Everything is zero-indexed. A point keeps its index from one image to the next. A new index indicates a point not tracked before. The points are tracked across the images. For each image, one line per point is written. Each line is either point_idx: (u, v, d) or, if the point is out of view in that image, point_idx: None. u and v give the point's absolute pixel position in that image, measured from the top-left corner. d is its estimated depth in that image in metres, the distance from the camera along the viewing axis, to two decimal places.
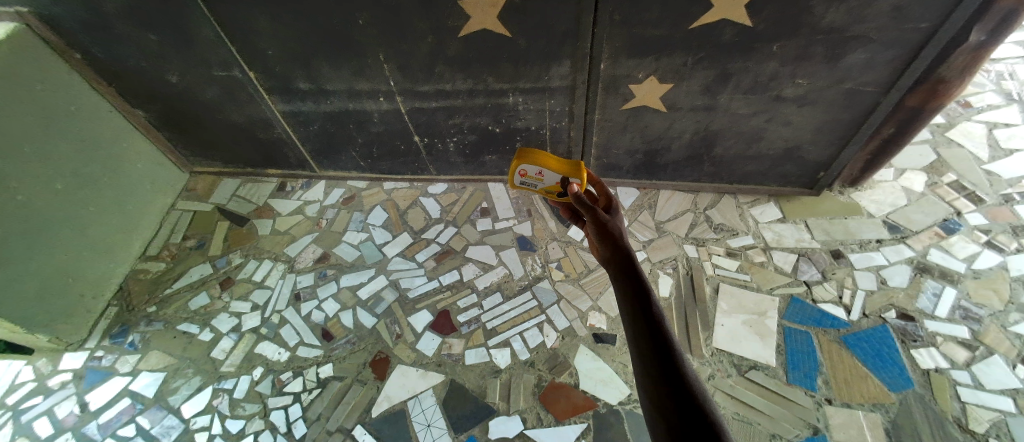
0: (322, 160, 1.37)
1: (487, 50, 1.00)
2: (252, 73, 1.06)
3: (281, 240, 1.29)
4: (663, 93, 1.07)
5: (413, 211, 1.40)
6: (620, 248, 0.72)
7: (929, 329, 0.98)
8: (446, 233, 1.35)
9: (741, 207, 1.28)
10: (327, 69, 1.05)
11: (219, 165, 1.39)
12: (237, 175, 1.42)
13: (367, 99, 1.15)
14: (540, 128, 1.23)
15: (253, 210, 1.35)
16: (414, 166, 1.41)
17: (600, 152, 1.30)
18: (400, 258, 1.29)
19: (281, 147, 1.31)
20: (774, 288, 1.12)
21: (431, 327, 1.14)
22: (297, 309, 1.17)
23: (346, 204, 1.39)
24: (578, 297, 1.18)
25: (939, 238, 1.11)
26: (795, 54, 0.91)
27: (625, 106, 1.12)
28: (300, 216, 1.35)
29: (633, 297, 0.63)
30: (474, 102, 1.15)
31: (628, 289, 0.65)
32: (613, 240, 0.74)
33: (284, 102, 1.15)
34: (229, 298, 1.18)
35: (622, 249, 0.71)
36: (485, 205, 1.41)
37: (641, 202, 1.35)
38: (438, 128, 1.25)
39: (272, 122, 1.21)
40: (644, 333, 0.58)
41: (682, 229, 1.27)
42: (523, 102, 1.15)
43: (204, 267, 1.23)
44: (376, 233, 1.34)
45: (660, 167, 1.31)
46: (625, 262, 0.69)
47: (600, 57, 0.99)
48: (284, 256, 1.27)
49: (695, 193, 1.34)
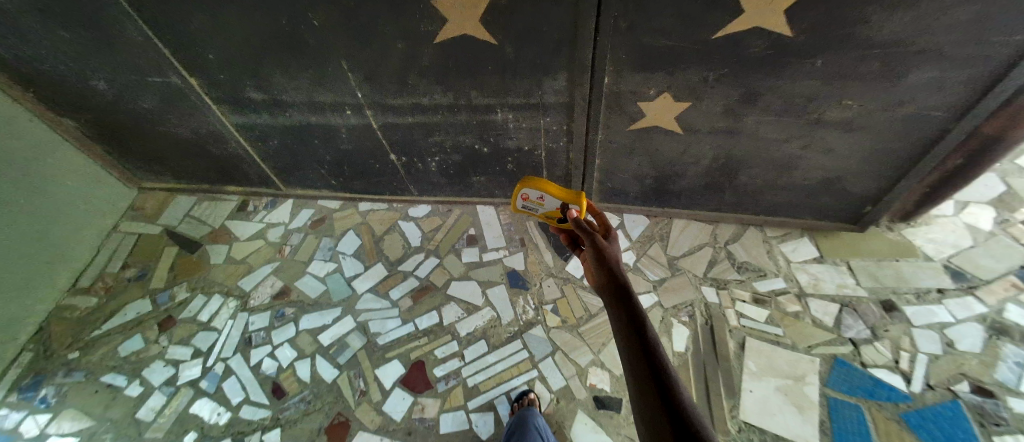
0: (286, 179, 1.20)
1: (467, 60, 0.84)
2: (192, 79, 0.91)
3: (235, 270, 1.12)
4: (677, 114, 0.90)
5: (389, 237, 1.22)
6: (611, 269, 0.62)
7: (1015, 410, 0.78)
8: (427, 264, 1.18)
9: (769, 241, 1.09)
10: (280, 78, 0.89)
11: (171, 181, 1.23)
12: (191, 193, 1.25)
13: (332, 113, 0.99)
14: (534, 148, 1.06)
15: (207, 234, 1.18)
16: (392, 186, 1.24)
17: (603, 175, 1.12)
18: (372, 295, 1.12)
19: (235, 164, 1.14)
20: (812, 347, 0.93)
21: (402, 383, 0.96)
22: (246, 357, 0.99)
23: (315, 228, 1.22)
24: (577, 348, 1.00)
25: (1017, 290, 0.92)
26: (840, 70, 0.73)
27: (632, 126, 0.96)
28: (260, 242, 1.17)
29: (633, 336, 0.51)
30: (457, 118, 0.99)
31: (624, 320, 0.54)
32: (608, 261, 0.63)
33: (235, 115, 0.99)
34: (167, 343, 1.00)
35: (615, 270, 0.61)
36: (473, 232, 1.23)
37: (651, 233, 1.18)
38: (415, 145, 1.09)
39: (223, 135, 1.05)
40: (646, 373, 0.47)
41: (700, 267, 1.09)
42: (514, 120, 0.98)
43: (143, 304, 1.07)
44: (347, 263, 1.17)
45: (672, 195, 1.13)
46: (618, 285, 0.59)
47: (603, 69, 0.83)
48: (237, 291, 1.09)
49: (715, 224, 1.16)
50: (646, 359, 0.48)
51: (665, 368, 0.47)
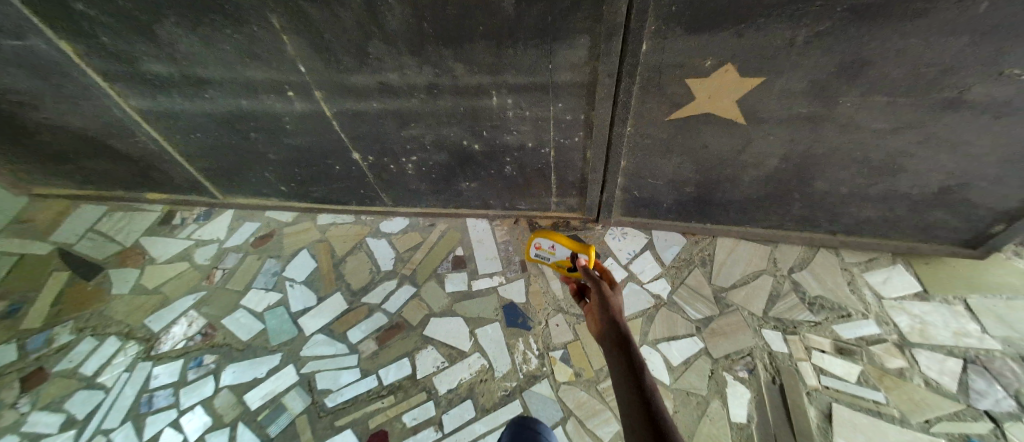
0: (221, 185, 0.95)
1: (448, 20, 0.59)
2: (63, 42, 0.65)
3: (142, 304, 0.87)
4: (739, 97, 0.64)
5: (353, 258, 0.96)
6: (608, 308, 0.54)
7: None
8: (399, 294, 0.91)
9: (848, 269, 0.83)
10: (187, 42, 0.63)
11: (71, 187, 0.97)
12: (98, 201, 0.99)
13: (266, 95, 0.72)
14: (540, 145, 0.80)
15: (114, 255, 0.93)
16: (360, 194, 0.98)
17: (630, 182, 0.86)
18: (325, 336, 0.85)
19: (149, 163, 0.88)
20: (930, 422, 0.66)
21: None
22: (137, 428, 0.74)
23: (258, 246, 0.96)
24: (596, 414, 0.75)
25: None
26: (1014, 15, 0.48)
27: (672, 117, 0.70)
28: (182, 265, 0.92)
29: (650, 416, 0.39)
30: (437, 104, 0.73)
31: (631, 386, 0.43)
32: (607, 304, 0.55)
33: (136, 96, 0.73)
34: (30, 408, 0.75)
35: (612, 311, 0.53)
36: (460, 252, 0.97)
37: (690, 256, 0.92)
38: (386, 142, 0.82)
39: (127, 126, 0.79)
40: (648, 441, 0.38)
41: (757, 303, 0.83)
42: (513, 106, 0.72)
43: (8, 350, 0.81)
44: (295, 293, 0.90)
45: (720, 207, 0.87)
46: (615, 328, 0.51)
47: (638, 32, 0.58)
48: (141, 333, 0.84)
49: (774, 245, 0.89)
50: (649, 422, 0.39)
51: (671, 434, 0.38)
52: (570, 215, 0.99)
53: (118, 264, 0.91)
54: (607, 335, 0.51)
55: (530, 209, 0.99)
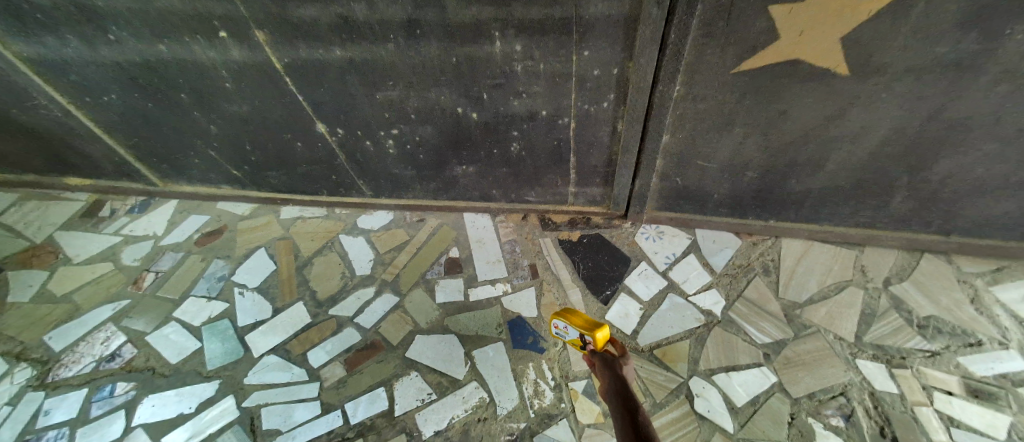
0: (157, 166, 0.76)
1: None
2: None
3: (43, 315, 0.68)
4: (848, 34, 0.43)
5: (322, 260, 0.77)
6: (612, 365, 0.49)
7: None
8: (376, 306, 0.71)
9: (966, 282, 0.63)
10: None
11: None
12: (14, 188, 0.82)
13: (191, 39, 0.54)
14: (558, 112, 0.61)
15: (19, 253, 0.74)
16: (331, 182, 0.79)
17: (672, 165, 0.66)
18: (278, 359, 0.65)
19: (59, 136, 0.70)
20: None
21: None
22: None
23: (202, 244, 0.77)
24: None
25: None
26: None
27: (740, 70, 0.49)
28: (105, 266, 0.74)
29: None
30: (419, 50, 0.54)
31: None
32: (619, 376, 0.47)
33: (19, 37, 0.55)
34: None
35: (617, 368, 0.48)
36: (455, 254, 0.77)
37: (748, 261, 0.71)
38: (356, 109, 0.63)
39: (21, 84, 0.61)
40: None
41: (848, 324, 0.62)
42: (522, 55, 0.53)
43: None
44: (244, 304, 0.71)
45: (793, 197, 0.66)
46: (618, 381, 0.46)
47: None
48: (37, 353, 0.64)
49: (860, 248, 0.69)
50: None
51: None
52: (592, 209, 0.79)
53: (23, 264, 0.73)
54: (608, 389, 0.47)
55: (542, 202, 0.79)
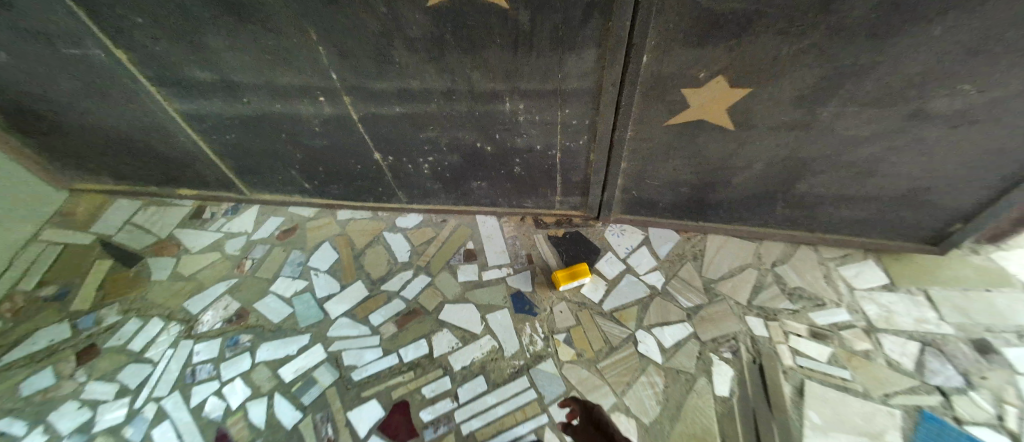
0: (248, 181, 1.02)
1: (467, 30, 0.65)
2: (119, 50, 0.71)
3: (180, 289, 0.93)
4: (733, 102, 0.70)
5: (371, 251, 1.04)
6: None
7: None
8: (416, 284, 0.99)
9: (825, 263, 0.92)
10: (232, 53, 0.71)
11: (111, 184, 1.04)
12: (135, 196, 1.06)
13: (299, 99, 0.80)
14: (547, 148, 0.88)
15: (151, 245, 0.99)
16: (377, 191, 1.05)
17: (629, 183, 0.93)
18: (348, 320, 0.93)
19: (184, 160, 0.95)
20: (889, 395, 0.75)
21: (380, 429, 0.79)
22: (185, 397, 0.80)
23: (283, 239, 1.04)
24: (596, 388, 0.83)
25: None
26: (958, 41, 0.55)
27: (670, 122, 0.76)
28: (215, 255, 0.99)
29: None
30: (452, 108, 0.80)
31: None
32: None
33: (181, 99, 0.80)
34: (86, 379, 0.80)
35: None
36: (471, 246, 1.04)
37: (682, 251, 0.99)
38: (406, 144, 0.90)
39: (168, 125, 0.86)
40: None
41: (743, 293, 0.91)
42: (525, 110, 0.79)
43: (59, 329, 0.86)
44: (319, 282, 0.98)
45: (712, 206, 0.94)
46: None
47: (642, 45, 0.63)
48: (182, 314, 0.90)
49: (760, 242, 0.98)
50: None
51: None
52: (572, 212, 1.07)
53: (156, 252, 0.98)
54: None
55: (535, 207, 1.07)
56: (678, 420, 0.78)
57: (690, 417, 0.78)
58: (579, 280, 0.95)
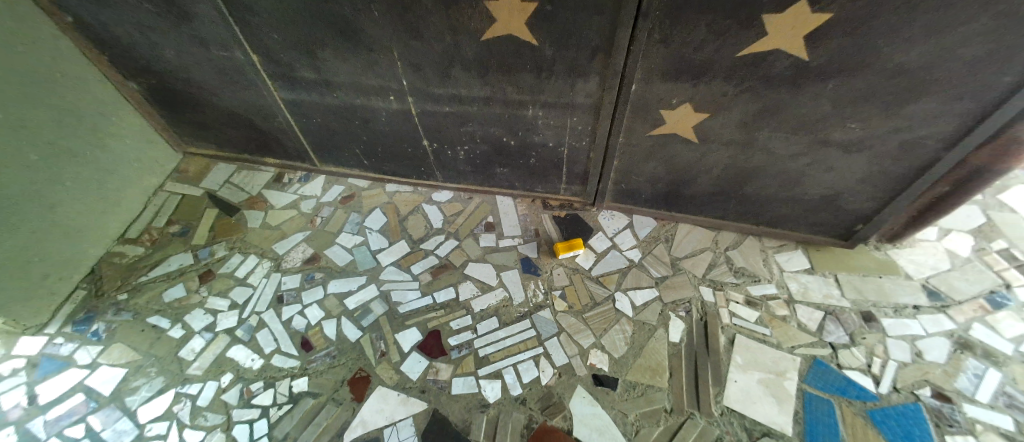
0: (321, 156, 1.30)
1: (509, 58, 0.90)
2: (255, 56, 0.98)
3: (269, 235, 1.22)
4: (697, 123, 0.95)
5: (413, 217, 1.31)
6: None
7: (968, 414, 0.89)
8: (447, 245, 1.25)
9: (765, 250, 1.19)
10: (335, 60, 0.97)
11: (214, 148, 1.31)
12: (231, 161, 1.35)
13: (376, 97, 1.06)
14: (558, 145, 1.13)
15: (245, 199, 1.28)
16: (420, 170, 1.32)
17: (618, 177, 1.19)
18: (395, 268, 1.19)
19: (277, 136, 1.23)
20: (795, 347, 1.02)
21: (418, 348, 1.04)
22: (278, 312, 1.09)
23: (344, 203, 1.32)
24: (580, 331, 1.07)
25: (984, 312, 1.02)
26: (850, 93, 0.80)
27: (653, 132, 1.02)
28: (293, 212, 1.28)
29: None
30: (489, 110, 1.05)
31: None
32: None
33: (288, 91, 1.07)
34: (207, 294, 1.10)
35: None
36: (491, 219, 1.30)
37: (657, 234, 1.25)
38: (449, 135, 1.16)
39: (274, 110, 1.13)
40: None
41: (699, 269, 1.17)
42: (544, 116, 1.05)
43: (185, 257, 1.16)
44: (372, 238, 1.25)
45: (683, 200, 1.21)
46: None
47: (632, 78, 0.88)
48: (272, 254, 1.19)
49: (718, 231, 1.24)
50: None
51: None
52: (574, 198, 1.32)
53: (251, 206, 1.27)
54: None
55: (544, 192, 1.33)
56: (640, 357, 1.02)
57: (649, 355, 1.03)
58: (575, 251, 1.20)
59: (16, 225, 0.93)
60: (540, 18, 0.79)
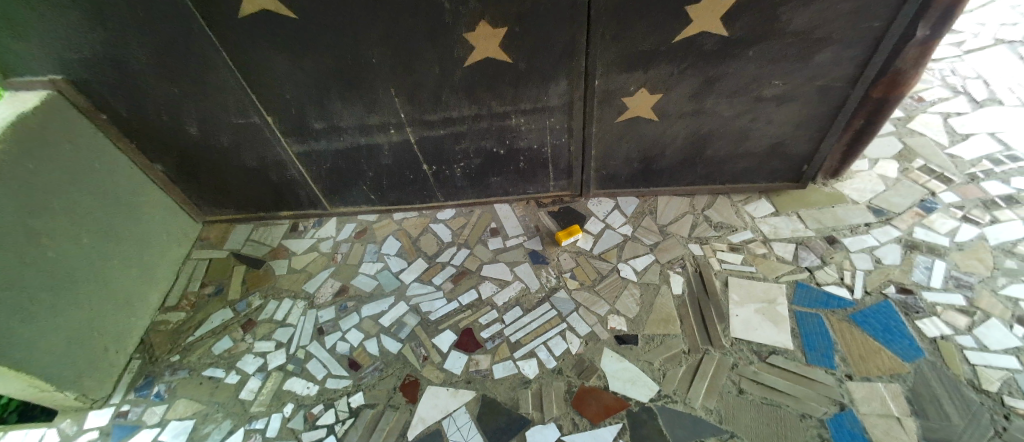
0: (332, 198, 1.44)
1: (491, 76, 1.06)
2: (269, 117, 1.15)
3: (297, 277, 1.34)
4: (655, 102, 1.13)
5: (425, 237, 1.43)
6: None
7: (928, 300, 1.07)
8: (460, 254, 1.37)
9: (736, 205, 1.37)
10: (341, 107, 1.12)
11: (231, 213, 1.49)
12: (249, 221, 1.51)
13: (379, 133, 1.21)
14: (542, 145, 1.29)
15: (268, 251, 1.43)
16: (422, 194, 1.46)
17: (599, 164, 1.36)
18: (418, 283, 1.30)
19: (292, 187, 1.39)
20: (779, 276, 1.18)
21: (456, 346, 1.14)
22: (321, 342, 1.19)
23: (359, 237, 1.44)
24: (595, 302, 1.19)
25: (920, 217, 1.25)
26: (768, 55, 0.99)
27: (620, 118, 1.19)
28: (315, 253, 1.41)
29: None
30: (479, 126, 1.21)
31: None
32: None
33: (299, 143, 1.24)
34: (253, 339, 1.21)
35: None
36: (494, 225, 1.44)
37: (642, 209, 1.42)
38: (446, 155, 1.31)
39: (287, 163, 1.30)
40: None
41: (685, 230, 1.33)
42: (525, 123, 1.21)
43: (226, 312, 1.29)
44: (392, 261, 1.37)
45: (657, 175, 1.38)
46: None
47: (595, 73, 1.06)
48: (303, 293, 1.31)
49: (693, 196, 1.42)
50: None
51: None
52: (563, 193, 1.48)
53: (274, 256, 1.40)
54: None
55: (536, 192, 1.48)
56: (651, 313, 1.16)
57: (659, 309, 1.16)
58: (574, 236, 1.34)
59: (71, 300, 1.05)
60: (514, 38, 0.96)
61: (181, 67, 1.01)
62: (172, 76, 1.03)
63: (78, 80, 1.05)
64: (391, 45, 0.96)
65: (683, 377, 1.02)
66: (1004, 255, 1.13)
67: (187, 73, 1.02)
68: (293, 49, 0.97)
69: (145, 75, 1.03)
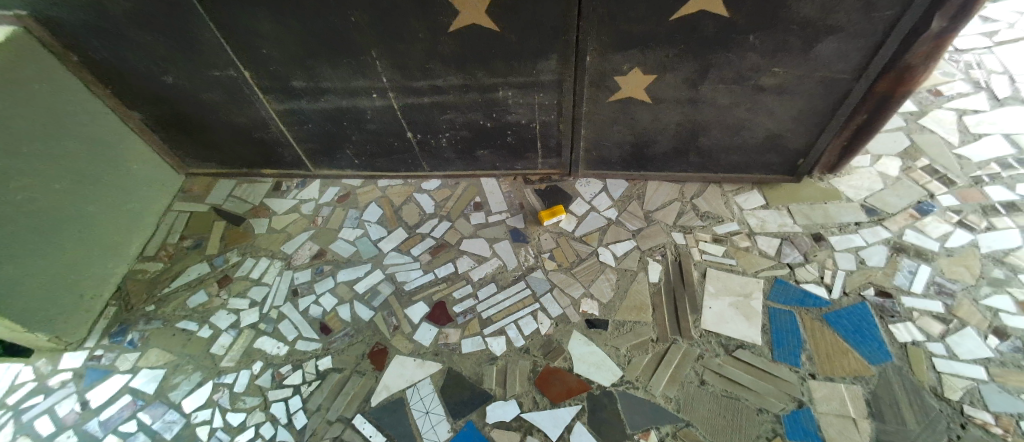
0: (316, 159, 1.42)
1: (478, 47, 1.01)
2: (246, 73, 1.12)
3: (277, 238, 1.34)
4: (647, 85, 1.09)
5: (407, 207, 1.41)
6: None
7: (906, 305, 1.06)
8: (441, 227, 1.35)
9: (726, 195, 1.34)
10: (321, 68, 1.09)
11: (215, 167, 1.48)
12: (232, 177, 1.50)
13: (361, 97, 1.18)
14: (530, 122, 1.25)
15: (249, 209, 1.42)
16: (408, 162, 1.43)
17: (588, 145, 1.31)
18: (396, 252, 1.29)
19: (274, 146, 1.37)
20: (758, 271, 1.16)
21: (427, 318, 1.15)
22: (295, 304, 1.20)
23: (341, 202, 1.43)
24: (571, 284, 1.19)
25: (914, 219, 1.21)
26: (769, 43, 0.93)
27: (611, 98, 1.14)
28: (296, 215, 1.40)
29: None
30: (466, 97, 1.17)
31: None
32: None
33: (278, 101, 1.20)
34: (228, 296, 1.23)
35: None
36: (478, 199, 1.41)
37: (630, 193, 1.38)
38: (430, 124, 1.27)
39: (267, 121, 1.27)
40: None
41: (670, 218, 1.30)
42: (513, 97, 1.16)
43: (202, 266, 1.30)
44: (372, 229, 1.36)
45: (648, 159, 1.35)
46: None
47: (586, 50, 1.00)
48: (281, 254, 1.31)
49: (684, 183, 1.38)
50: None
51: None
52: (552, 171, 1.44)
53: (254, 215, 1.40)
54: None
55: (524, 169, 1.44)
56: (626, 299, 1.15)
57: (633, 296, 1.15)
58: (557, 217, 1.32)
59: (41, 247, 1.05)
60: (500, 8, 0.90)
61: (150, 12, 0.96)
62: (138, 20, 0.99)
63: (44, 20, 1.01)
64: (371, 9, 0.91)
65: (647, 365, 1.03)
66: (994, 264, 1.10)
67: (157, 20, 0.98)
68: (267, 7, 0.92)
69: (116, 22, 1.00)
